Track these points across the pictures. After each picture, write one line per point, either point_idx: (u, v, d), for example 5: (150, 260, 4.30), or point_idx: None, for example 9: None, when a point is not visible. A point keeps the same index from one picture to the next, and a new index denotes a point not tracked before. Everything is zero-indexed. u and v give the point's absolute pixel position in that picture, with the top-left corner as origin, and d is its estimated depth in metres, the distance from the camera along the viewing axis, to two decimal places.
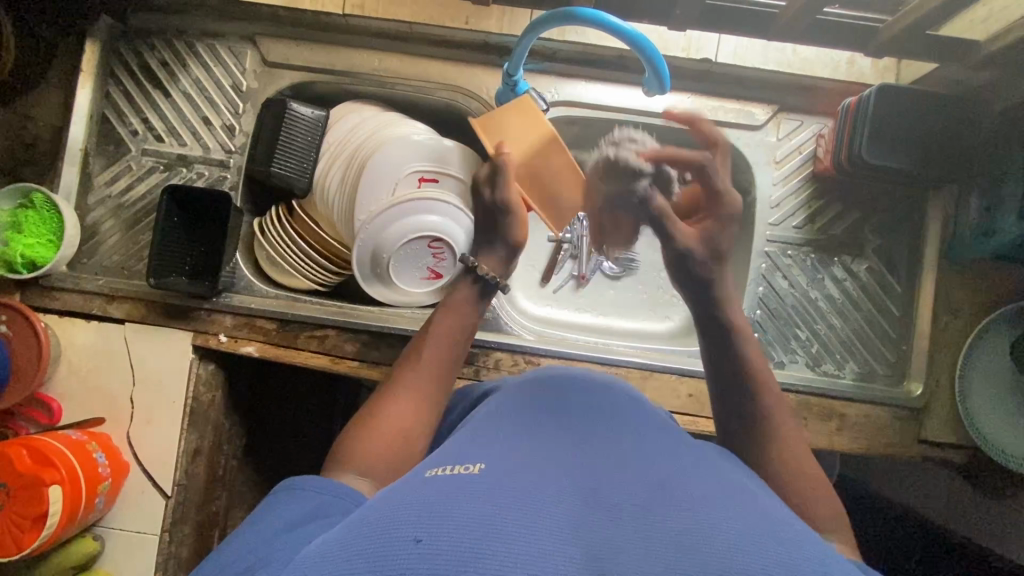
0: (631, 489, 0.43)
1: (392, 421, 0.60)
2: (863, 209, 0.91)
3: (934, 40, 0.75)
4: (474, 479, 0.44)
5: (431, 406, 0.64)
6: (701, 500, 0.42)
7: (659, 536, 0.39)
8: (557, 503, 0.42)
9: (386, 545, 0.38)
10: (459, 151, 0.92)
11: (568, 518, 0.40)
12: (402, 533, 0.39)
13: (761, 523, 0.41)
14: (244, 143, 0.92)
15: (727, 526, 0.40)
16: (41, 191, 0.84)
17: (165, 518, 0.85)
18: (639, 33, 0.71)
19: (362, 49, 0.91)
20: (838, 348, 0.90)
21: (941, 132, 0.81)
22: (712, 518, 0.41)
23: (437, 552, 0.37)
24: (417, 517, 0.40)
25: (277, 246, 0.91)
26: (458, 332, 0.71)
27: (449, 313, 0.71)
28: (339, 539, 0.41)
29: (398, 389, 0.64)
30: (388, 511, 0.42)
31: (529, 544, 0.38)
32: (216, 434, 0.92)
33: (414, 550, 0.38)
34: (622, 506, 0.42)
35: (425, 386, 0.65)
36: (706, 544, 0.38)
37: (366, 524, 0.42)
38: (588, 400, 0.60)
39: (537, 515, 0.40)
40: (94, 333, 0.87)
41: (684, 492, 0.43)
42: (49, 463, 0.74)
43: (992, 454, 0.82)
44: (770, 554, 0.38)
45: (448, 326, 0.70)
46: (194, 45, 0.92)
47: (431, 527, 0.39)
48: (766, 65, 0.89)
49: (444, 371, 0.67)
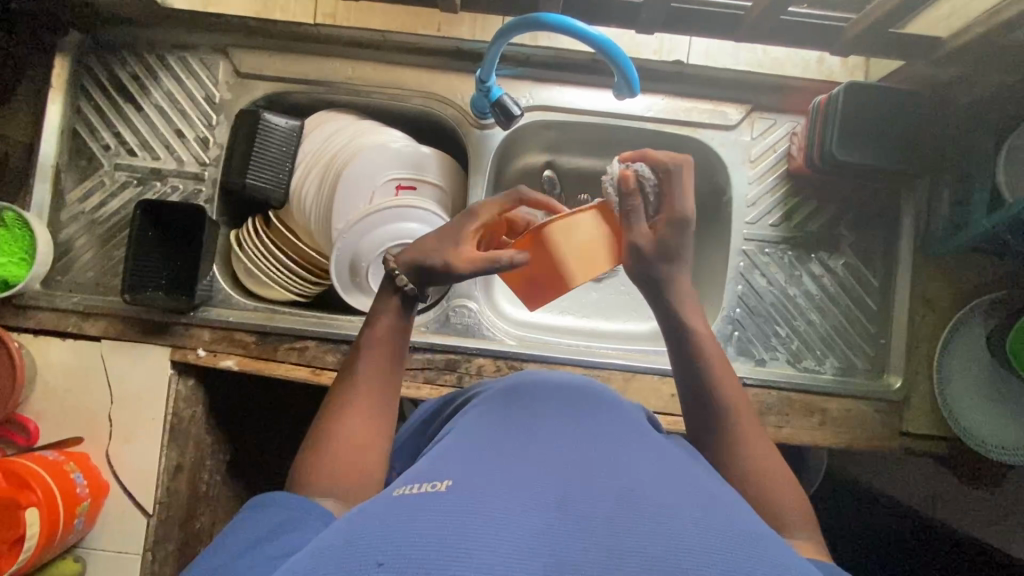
0: (597, 498, 0.44)
1: (344, 446, 0.57)
2: (838, 205, 0.92)
3: (898, 38, 0.76)
4: (441, 496, 0.44)
5: (381, 419, 0.61)
6: (668, 512, 0.43)
7: (625, 553, 0.39)
8: (524, 519, 0.41)
9: (350, 571, 0.38)
10: (436, 157, 0.93)
11: (535, 535, 0.40)
12: (366, 557, 0.39)
13: (726, 532, 0.42)
14: (219, 155, 0.91)
15: (693, 542, 0.40)
16: (12, 208, 0.83)
17: (147, 537, 0.84)
18: (607, 38, 0.72)
19: (336, 58, 0.91)
20: (818, 343, 0.90)
21: (910, 128, 0.82)
22: (678, 530, 0.41)
23: (402, 574, 0.37)
24: (382, 540, 0.40)
25: (255, 258, 0.90)
26: (395, 340, 0.64)
27: (383, 321, 0.64)
28: (303, 562, 0.41)
29: (346, 409, 0.60)
30: (353, 534, 0.41)
31: (495, 565, 0.38)
32: (198, 449, 0.91)
33: (378, 575, 0.37)
34: (588, 517, 0.42)
35: (375, 400, 0.61)
36: (669, 558, 0.39)
37: (331, 548, 0.41)
38: (559, 406, 0.60)
39: (505, 532, 0.40)
40: (69, 351, 0.86)
41: (651, 501, 0.44)
42: (25, 486, 0.73)
43: (972, 446, 0.83)
44: (732, 566, 0.39)
45: (384, 336, 0.64)
46: (166, 58, 0.91)
47: (395, 550, 0.39)
48: (737, 66, 0.90)
49: (390, 382, 0.63)
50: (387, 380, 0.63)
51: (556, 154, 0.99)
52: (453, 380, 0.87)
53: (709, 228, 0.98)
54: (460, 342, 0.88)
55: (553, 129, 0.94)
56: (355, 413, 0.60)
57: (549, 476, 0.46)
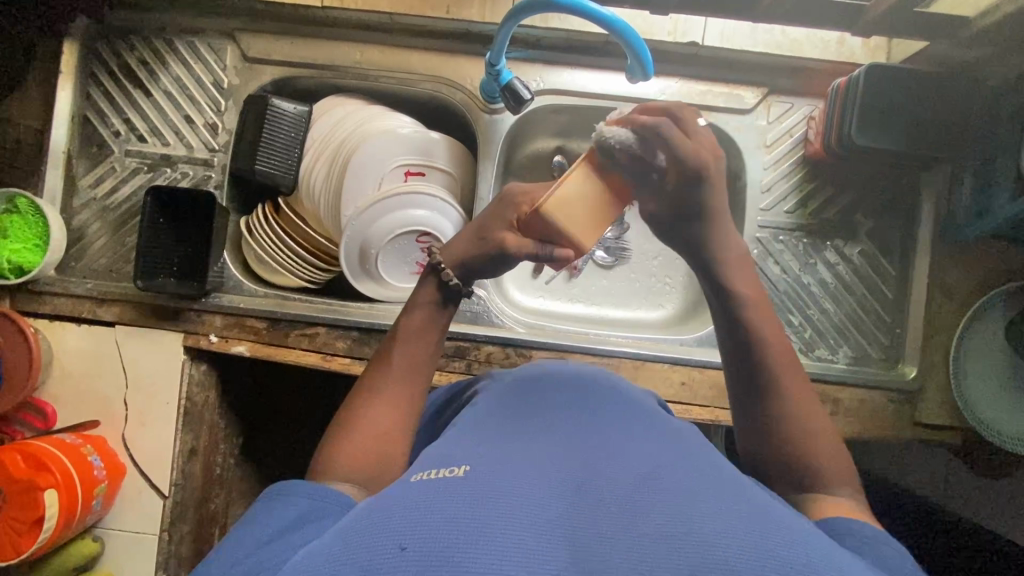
0: (616, 485, 0.44)
1: (367, 431, 0.57)
2: (856, 191, 0.90)
3: (922, 18, 0.73)
4: (460, 481, 0.44)
5: (408, 409, 0.61)
6: (686, 493, 0.43)
7: (643, 534, 0.39)
8: (542, 506, 0.42)
9: (370, 553, 0.39)
10: (446, 143, 0.92)
11: (554, 520, 0.41)
12: (386, 540, 0.40)
13: (745, 511, 0.42)
14: (227, 141, 0.91)
15: (710, 521, 0.40)
16: (25, 195, 0.83)
17: (163, 518, 0.86)
18: (619, 18, 0.70)
19: (344, 42, 0.90)
20: (831, 333, 0.89)
21: (932, 112, 0.79)
22: (696, 512, 0.41)
23: (424, 557, 0.38)
24: (401, 523, 0.40)
25: (264, 245, 0.90)
26: (431, 332, 0.65)
27: (422, 310, 0.66)
28: (328, 544, 0.42)
29: (374, 396, 0.60)
30: (371, 519, 0.42)
31: (514, 549, 0.38)
32: (212, 433, 0.92)
33: (398, 557, 0.38)
34: (605, 502, 0.42)
35: (401, 391, 0.61)
36: (689, 538, 0.39)
37: (350, 533, 0.42)
38: (573, 395, 0.60)
39: (523, 514, 0.41)
40: (84, 336, 0.87)
41: (670, 485, 0.44)
42: (44, 468, 0.75)
43: (988, 436, 0.81)
44: (755, 545, 0.38)
45: (419, 328, 0.65)
46: (174, 43, 0.90)
47: (415, 533, 0.39)
48: (754, 47, 0.87)
49: (421, 372, 0.64)
50: (416, 370, 0.63)
51: (566, 139, 0.98)
52: (462, 367, 0.87)
53: None
54: (469, 329, 0.88)
55: (564, 113, 0.92)
56: (384, 400, 0.60)
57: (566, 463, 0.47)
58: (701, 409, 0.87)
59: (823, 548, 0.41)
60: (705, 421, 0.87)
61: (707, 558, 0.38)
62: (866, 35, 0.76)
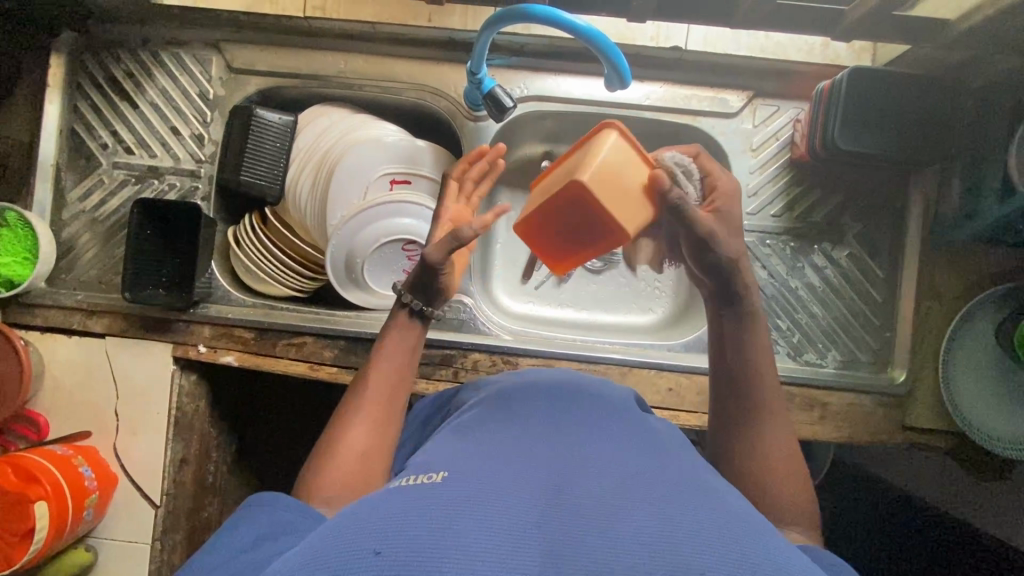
0: (592, 490, 0.44)
1: (347, 452, 0.57)
2: (844, 194, 0.89)
3: (903, 22, 0.72)
4: (439, 487, 0.45)
5: (387, 427, 0.61)
6: (660, 501, 0.44)
7: (617, 540, 0.40)
8: (520, 510, 0.42)
9: (346, 558, 0.39)
10: (431, 150, 0.92)
11: (529, 523, 0.41)
12: (363, 545, 0.40)
13: (717, 516, 0.43)
14: (214, 151, 0.91)
15: (685, 526, 0.41)
16: (14, 209, 0.84)
17: (154, 527, 0.86)
18: (595, 28, 0.70)
19: (328, 52, 0.90)
20: (820, 337, 0.89)
21: (917, 113, 0.79)
22: (668, 521, 0.42)
23: (400, 561, 0.38)
24: (379, 528, 0.40)
25: (252, 256, 0.90)
26: (405, 353, 0.66)
27: (400, 332, 0.67)
28: (305, 549, 0.42)
29: (350, 418, 0.60)
30: (349, 524, 0.42)
31: (490, 554, 0.39)
32: (203, 442, 0.93)
33: (374, 563, 0.38)
34: (579, 506, 0.43)
35: (377, 410, 0.61)
36: (660, 547, 0.39)
37: (329, 538, 0.42)
38: (552, 402, 0.60)
39: (497, 519, 0.41)
40: (75, 348, 0.88)
41: (643, 493, 0.44)
42: (34, 480, 0.75)
43: (977, 440, 0.81)
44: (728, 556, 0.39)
45: (394, 351, 0.65)
46: (159, 54, 0.91)
47: (392, 539, 0.40)
48: (737, 52, 0.86)
49: (398, 391, 0.64)
50: (396, 387, 0.64)
51: (552, 144, 0.98)
52: (450, 375, 0.88)
53: None
54: (455, 337, 0.88)
55: (549, 119, 0.92)
56: (362, 423, 0.60)
57: (543, 471, 0.47)
58: (689, 415, 0.87)
59: (792, 558, 0.41)
60: (693, 427, 0.86)
61: (678, 567, 0.38)
62: (849, 39, 0.76)
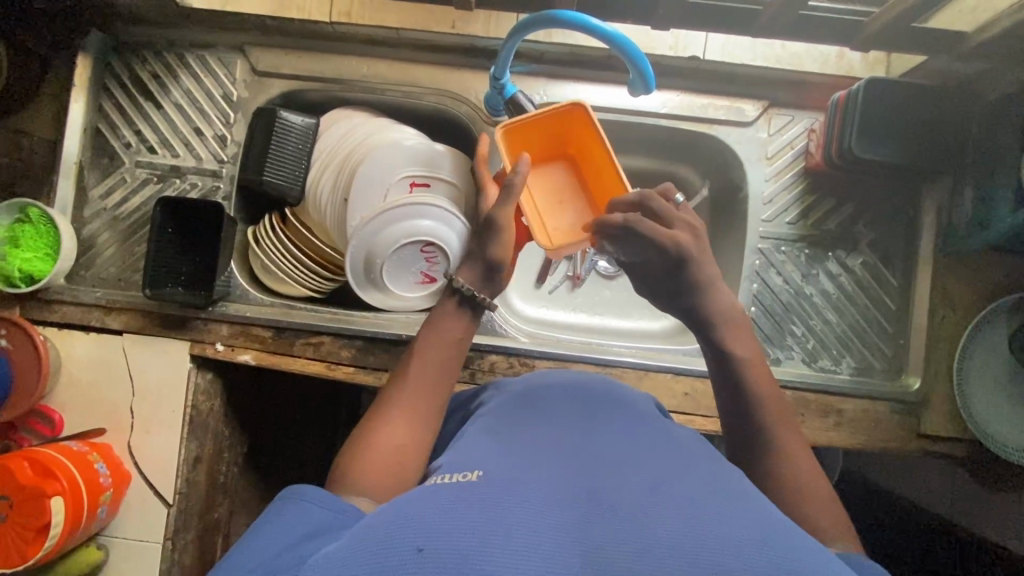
0: (627, 491, 0.44)
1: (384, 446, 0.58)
2: (858, 202, 0.91)
3: (918, 33, 0.74)
4: (475, 486, 0.45)
5: (425, 422, 0.62)
6: (696, 503, 0.43)
7: (657, 540, 0.39)
8: (557, 510, 0.42)
9: (387, 553, 0.39)
10: (450, 154, 0.93)
11: (566, 523, 0.41)
12: (403, 540, 0.39)
13: (753, 519, 0.43)
14: (236, 152, 0.92)
15: (723, 528, 0.41)
16: (37, 205, 0.85)
17: (167, 526, 0.86)
18: (621, 33, 0.71)
19: (352, 57, 0.92)
20: (834, 343, 0.89)
21: (932, 124, 0.80)
22: (709, 523, 0.41)
23: (440, 559, 0.38)
24: (418, 525, 0.40)
25: (272, 255, 0.91)
26: (449, 346, 0.67)
27: (446, 321, 0.68)
28: (344, 546, 0.42)
29: (390, 412, 0.61)
30: (388, 521, 0.42)
31: (532, 552, 0.38)
32: (217, 441, 0.92)
33: (415, 559, 0.38)
34: (617, 505, 0.43)
35: (417, 405, 0.62)
36: (701, 549, 0.39)
37: (367, 535, 0.42)
38: (580, 404, 0.60)
39: (537, 518, 0.41)
40: (93, 344, 0.88)
41: (679, 494, 0.44)
42: (51, 475, 0.75)
43: (992, 447, 0.81)
44: (768, 556, 0.39)
45: (438, 344, 0.66)
46: (184, 57, 0.92)
47: (432, 535, 0.39)
48: (754, 61, 0.88)
49: (438, 385, 0.65)
50: (438, 380, 0.65)
51: None
52: (466, 376, 0.88)
53: (723, 227, 0.97)
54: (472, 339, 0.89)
55: None
56: (402, 418, 0.61)
57: (578, 471, 0.47)
58: (704, 419, 0.87)
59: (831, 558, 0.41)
60: (708, 431, 0.87)
61: (720, 568, 0.38)
62: (865, 50, 0.78)
